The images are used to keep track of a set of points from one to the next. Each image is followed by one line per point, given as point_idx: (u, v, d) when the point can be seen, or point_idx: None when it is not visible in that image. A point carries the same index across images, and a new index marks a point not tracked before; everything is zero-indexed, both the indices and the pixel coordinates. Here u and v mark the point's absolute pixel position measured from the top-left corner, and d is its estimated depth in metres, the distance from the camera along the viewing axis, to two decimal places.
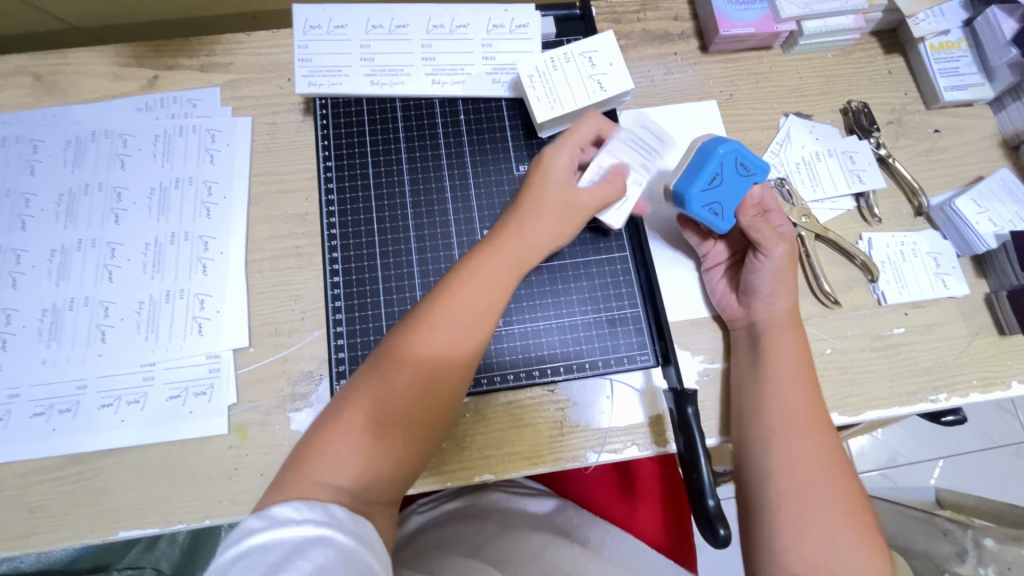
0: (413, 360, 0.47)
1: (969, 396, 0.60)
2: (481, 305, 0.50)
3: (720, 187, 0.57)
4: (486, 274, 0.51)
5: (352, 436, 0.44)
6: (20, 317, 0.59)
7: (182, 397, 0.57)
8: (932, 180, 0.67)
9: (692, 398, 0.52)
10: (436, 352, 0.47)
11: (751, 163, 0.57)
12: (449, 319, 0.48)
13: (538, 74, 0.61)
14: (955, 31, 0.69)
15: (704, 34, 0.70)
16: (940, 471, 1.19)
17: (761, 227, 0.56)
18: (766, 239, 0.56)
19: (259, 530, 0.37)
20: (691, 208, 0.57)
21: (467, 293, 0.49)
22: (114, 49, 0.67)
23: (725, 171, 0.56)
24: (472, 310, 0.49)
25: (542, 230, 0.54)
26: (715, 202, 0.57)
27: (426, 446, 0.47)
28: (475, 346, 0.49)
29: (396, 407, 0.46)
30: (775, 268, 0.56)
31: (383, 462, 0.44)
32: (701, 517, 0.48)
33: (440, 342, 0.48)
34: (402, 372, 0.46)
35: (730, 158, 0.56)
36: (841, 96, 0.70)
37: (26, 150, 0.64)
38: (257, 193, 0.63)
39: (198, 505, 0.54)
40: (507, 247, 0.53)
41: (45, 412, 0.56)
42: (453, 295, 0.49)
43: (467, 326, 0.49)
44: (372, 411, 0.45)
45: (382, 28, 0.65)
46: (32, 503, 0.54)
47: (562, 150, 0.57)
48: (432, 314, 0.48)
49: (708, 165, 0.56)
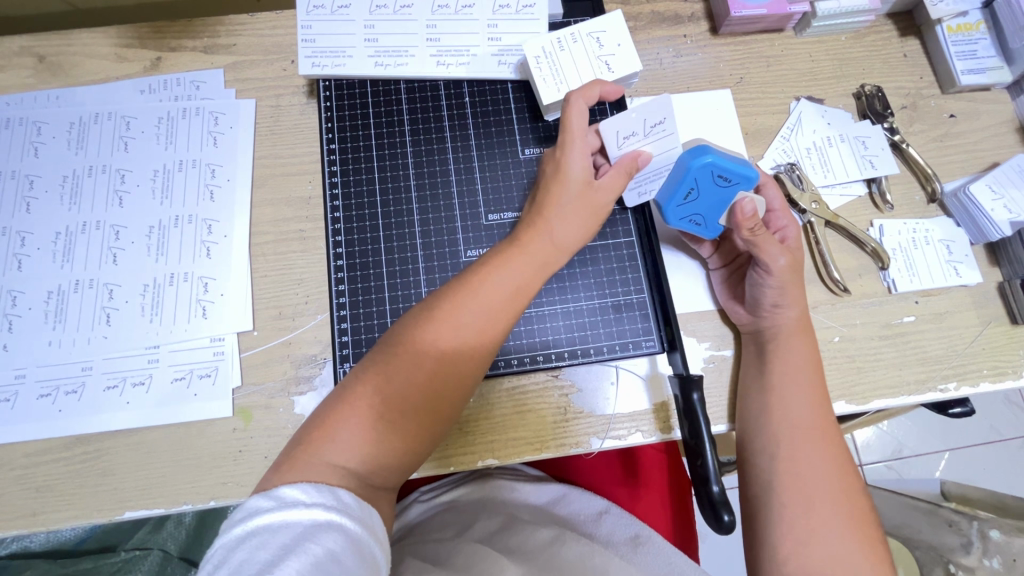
0: (433, 348, 0.46)
1: (979, 386, 0.59)
2: (505, 297, 0.49)
3: (697, 201, 0.54)
4: (510, 265, 0.50)
5: (365, 422, 0.44)
6: (26, 299, 0.59)
7: (186, 380, 0.57)
8: (946, 167, 0.66)
9: (699, 384, 0.51)
10: (457, 342, 0.47)
11: (731, 172, 0.51)
12: (472, 309, 0.48)
13: (544, 55, 0.60)
14: (972, 13, 0.67)
15: (714, 15, 0.69)
16: (946, 463, 1.19)
17: (757, 246, 0.53)
18: (765, 252, 0.53)
19: (268, 510, 0.37)
20: (671, 221, 0.57)
21: (490, 283, 0.49)
22: (118, 30, 0.66)
23: (701, 186, 0.53)
24: (495, 300, 0.48)
25: (568, 230, 0.52)
26: (695, 212, 0.55)
27: (435, 434, 0.48)
28: (494, 338, 0.48)
29: (411, 394, 0.45)
30: (779, 281, 0.54)
31: (393, 448, 0.45)
32: (705, 503, 0.48)
33: (462, 332, 0.47)
34: (421, 359, 0.46)
35: (705, 172, 0.52)
36: (854, 80, 0.68)
37: (29, 132, 0.63)
38: (261, 176, 0.63)
39: (203, 487, 0.54)
40: (531, 241, 0.51)
41: (52, 393, 0.57)
42: (476, 284, 0.48)
43: (489, 317, 0.48)
44: (388, 395, 0.45)
45: (385, 8, 0.64)
46: (40, 483, 0.54)
47: (574, 147, 0.54)
48: (455, 302, 0.48)
49: (681, 183, 0.53)
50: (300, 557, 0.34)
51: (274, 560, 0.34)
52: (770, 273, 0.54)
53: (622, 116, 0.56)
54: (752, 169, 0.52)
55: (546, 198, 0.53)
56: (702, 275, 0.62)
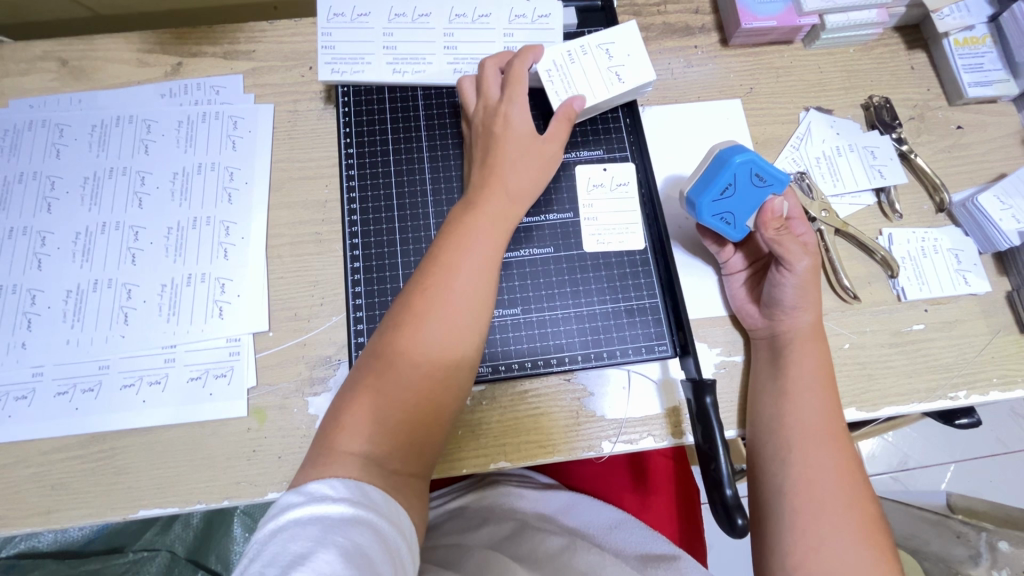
0: (417, 325, 0.47)
1: (988, 394, 0.59)
2: (477, 263, 0.50)
3: (732, 198, 0.55)
4: (475, 233, 0.52)
5: (367, 417, 0.44)
6: (45, 298, 0.60)
7: (202, 379, 0.58)
8: (953, 177, 0.67)
9: (712, 388, 0.52)
10: (438, 313, 0.48)
11: (769, 173, 0.54)
12: (448, 279, 0.49)
13: (556, 68, 0.60)
14: (979, 27, 0.68)
15: (725, 27, 0.70)
16: (952, 475, 1.18)
17: (780, 246, 0.53)
18: (789, 252, 0.53)
19: (298, 505, 0.38)
20: (702, 219, 0.57)
21: (461, 255, 0.50)
22: (140, 36, 0.68)
23: (739, 183, 0.54)
24: (467, 270, 0.50)
25: (522, 179, 0.56)
26: (726, 210, 0.56)
27: (445, 411, 0.47)
28: (477, 303, 0.49)
29: (405, 380, 0.46)
30: (799, 282, 0.54)
31: (403, 427, 0.45)
32: (718, 507, 0.49)
33: (441, 304, 0.48)
34: (409, 335, 0.47)
35: (744, 169, 0.54)
36: (862, 91, 0.69)
37: (52, 134, 0.65)
38: (279, 179, 0.64)
39: (216, 486, 0.55)
40: (489, 202, 0.54)
41: (69, 391, 0.57)
42: (449, 259, 0.50)
43: (468, 283, 0.49)
44: (384, 386, 0.45)
45: (404, 17, 0.65)
46: (55, 480, 0.55)
47: (514, 101, 0.58)
48: (431, 278, 0.49)
49: (721, 175, 0.54)
50: (330, 548, 0.35)
51: (304, 550, 0.34)
52: (794, 274, 0.53)
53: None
54: (786, 175, 0.54)
55: (496, 153, 0.56)
56: (715, 280, 0.62)
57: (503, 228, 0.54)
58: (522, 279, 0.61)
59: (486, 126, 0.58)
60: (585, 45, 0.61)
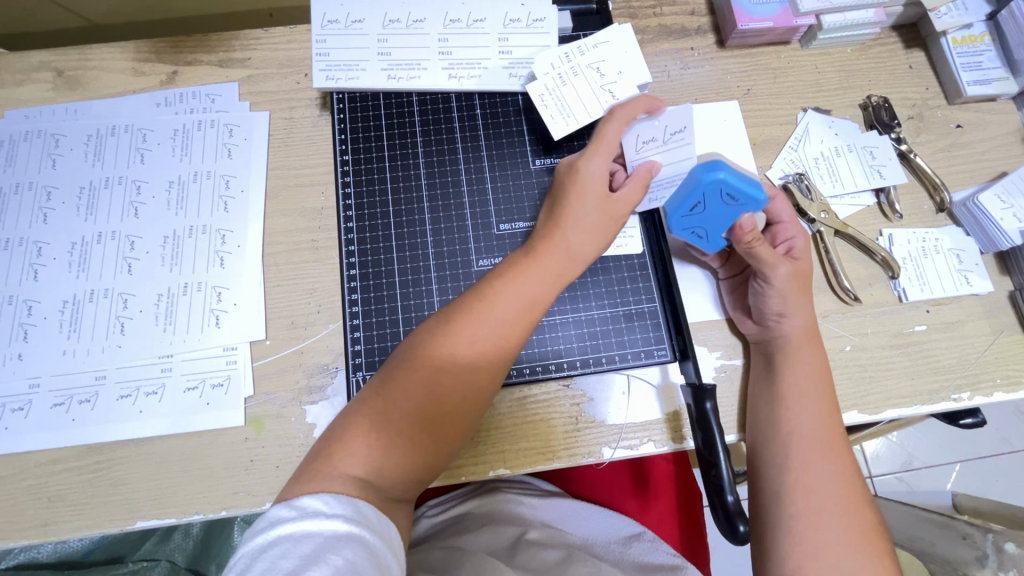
0: (451, 364, 0.46)
1: (992, 395, 0.59)
2: (517, 312, 0.49)
3: (702, 215, 0.53)
4: (527, 278, 0.50)
5: (377, 438, 0.44)
6: (42, 309, 0.59)
7: (199, 390, 0.57)
8: (954, 176, 0.66)
9: (711, 394, 0.52)
10: (469, 361, 0.47)
11: (741, 192, 0.50)
12: (487, 326, 0.48)
13: (548, 92, 0.62)
14: (977, 25, 0.67)
15: (721, 28, 0.70)
16: (957, 475, 1.17)
17: (754, 257, 0.53)
18: (764, 264, 0.53)
19: (290, 520, 0.38)
20: (673, 230, 0.56)
21: (506, 293, 0.49)
22: (135, 45, 0.68)
23: (707, 202, 0.52)
24: (505, 321, 0.48)
25: (583, 241, 0.52)
26: (698, 226, 0.55)
27: (448, 451, 0.48)
28: (508, 353, 0.48)
29: (428, 408, 0.46)
30: (779, 292, 0.53)
31: (408, 461, 0.45)
32: (719, 512, 0.48)
33: (478, 349, 0.47)
34: (438, 375, 0.46)
35: (714, 189, 0.51)
36: (861, 92, 0.69)
37: (47, 144, 0.64)
38: (274, 187, 0.64)
39: (215, 496, 0.54)
40: (547, 256, 0.51)
41: (65, 403, 0.57)
42: (488, 304, 0.48)
43: (503, 331, 0.48)
44: (404, 410, 0.45)
45: (399, 23, 0.65)
46: (52, 492, 0.55)
47: (597, 155, 0.54)
48: (469, 320, 0.48)
49: (689, 194, 0.52)
50: (320, 567, 0.35)
51: (297, 569, 0.35)
52: (771, 284, 0.53)
53: (647, 122, 0.57)
54: (762, 192, 0.50)
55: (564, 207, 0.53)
56: (714, 283, 0.62)
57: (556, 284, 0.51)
58: None
59: (562, 180, 0.55)
60: (574, 66, 0.61)
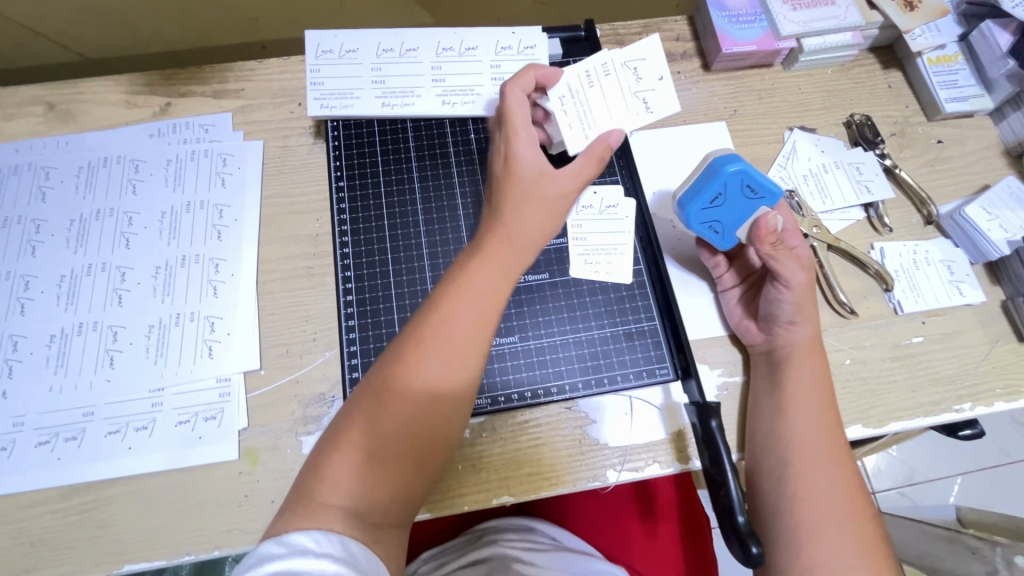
0: (414, 375, 0.45)
1: (994, 406, 0.59)
2: (476, 316, 0.48)
3: (722, 207, 0.55)
4: (480, 276, 0.49)
5: (350, 462, 0.43)
6: (27, 343, 0.58)
7: (190, 423, 0.56)
8: (940, 190, 0.68)
9: (716, 411, 0.51)
10: (432, 366, 0.46)
11: (761, 185, 0.53)
12: (448, 331, 0.46)
13: None
14: (951, 46, 0.70)
15: (706, 53, 0.72)
16: (960, 488, 1.17)
17: (775, 261, 0.53)
18: (783, 266, 0.53)
19: (278, 557, 0.36)
20: (690, 225, 0.57)
21: (463, 298, 0.48)
22: (128, 78, 0.68)
23: (729, 193, 0.54)
24: (463, 328, 0.47)
25: (530, 223, 0.51)
26: (715, 219, 0.56)
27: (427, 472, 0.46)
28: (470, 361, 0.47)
29: (397, 426, 0.44)
30: (797, 298, 0.54)
31: (384, 485, 0.43)
32: (731, 534, 0.47)
33: (437, 358, 0.46)
34: (402, 388, 0.45)
35: (735, 180, 0.53)
36: (843, 110, 0.71)
37: (37, 177, 0.64)
38: (269, 215, 0.63)
39: (207, 535, 0.52)
40: (497, 251, 0.50)
41: (51, 441, 0.55)
42: (446, 310, 0.47)
43: (465, 338, 0.47)
44: (375, 432, 0.44)
45: (392, 52, 0.66)
46: (34, 537, 0.52)
47: (520, 138, 0.53)
48: (429, 326, 0.47)
49: (710, 185, 0.54)
50: None
51: None
52: (789, 288, 0.54)
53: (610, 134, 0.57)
54: (779, 187, 0.53)
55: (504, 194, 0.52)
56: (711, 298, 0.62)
57: (511, 274, 0.50)
58: (527, 304, 0.60)
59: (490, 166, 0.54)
60: (608, 63, 0.58)
